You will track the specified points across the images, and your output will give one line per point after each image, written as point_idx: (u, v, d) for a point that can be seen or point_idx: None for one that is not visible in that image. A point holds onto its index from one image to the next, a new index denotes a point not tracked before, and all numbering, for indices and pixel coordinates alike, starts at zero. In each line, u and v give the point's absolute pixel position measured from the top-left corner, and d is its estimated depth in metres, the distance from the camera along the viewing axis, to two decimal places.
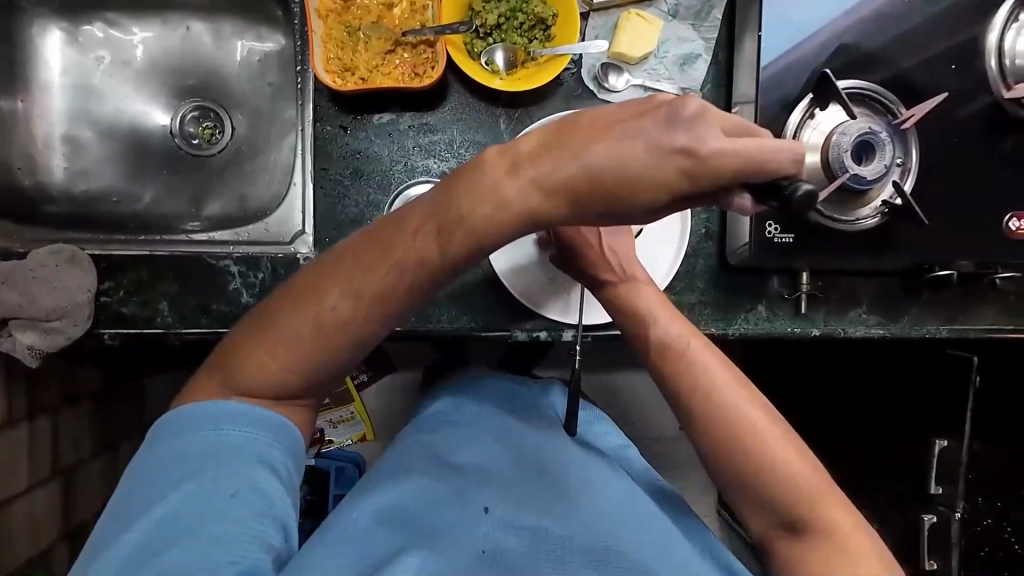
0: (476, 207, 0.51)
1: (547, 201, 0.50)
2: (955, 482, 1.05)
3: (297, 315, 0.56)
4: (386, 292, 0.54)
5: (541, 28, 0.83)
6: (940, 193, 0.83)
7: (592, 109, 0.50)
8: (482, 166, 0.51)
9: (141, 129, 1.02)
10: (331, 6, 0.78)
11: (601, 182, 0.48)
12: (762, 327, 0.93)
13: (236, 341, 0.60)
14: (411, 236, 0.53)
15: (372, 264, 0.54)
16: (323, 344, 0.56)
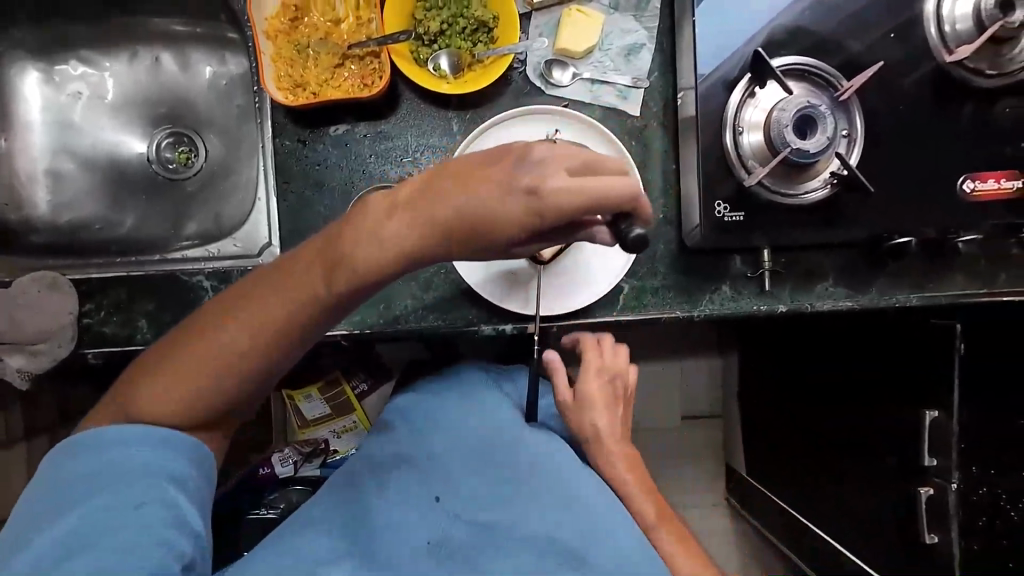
0: (365, 249, 0.58)
1: (420, 234, 0.57)
2: (949, 453, 0.90)
3: (214, 338, 0.62)
4: (286, 326, 0.61)
5: (484, 31, 0.85)
6: (890, 161, 0.83)
7: (458, 160, 0.58)
8: (365, 207, 0.59)
9: (118, 158, 1.06)
10: (279, 26, 0.82)
11: (467, 224, 0.56)
12: (727, 306, 0.94)
13: (153, 365, 0.66)
14: (308, 269, 0.60)
15: (274, 299, 0.61)
16: (235, 364, 0.63)
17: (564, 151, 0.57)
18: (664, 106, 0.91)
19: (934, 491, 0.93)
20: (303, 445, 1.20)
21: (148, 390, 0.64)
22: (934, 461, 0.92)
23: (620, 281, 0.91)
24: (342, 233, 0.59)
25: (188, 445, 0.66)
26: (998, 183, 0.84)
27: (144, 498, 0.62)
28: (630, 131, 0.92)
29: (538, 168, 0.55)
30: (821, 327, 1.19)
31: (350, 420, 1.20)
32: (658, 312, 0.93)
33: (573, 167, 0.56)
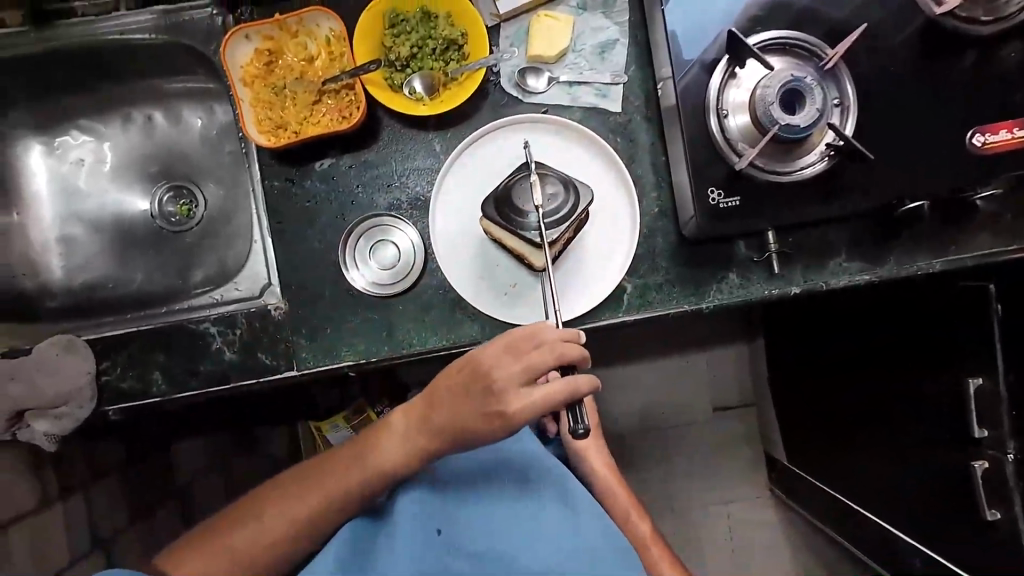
0: (386, 459, 0.74)
1: (429, 450, 0.73)
2: (1002, 420, 0.83)
3: (263, 524, 0.75)
4: (321, 503, 0.76)
5: (454, 49, 0.85)
6: (889, 124, 0.79)
7: (444, 370, 0.71)
8: (389, 426, 0.76)
9: (123, 217, 1.10)
10: (255, 72, 0.84)
11: (458, 427, 0.69)
12: (736, 295, 0.91)
13: (204, 532, 0.77)
14: (345, 470, 0.76)
15: (313, 486, 0.77)
16: (283, 545, 0.75)
17: (512, 344, 0.67)
18: (645, 98, 0.90)
19: (989, 464, 0.84)
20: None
21: (197, 562, 0.74)
22: (986, 432, 0.85)
23: (622, 281, 0.89)
24: (372, 477, 0.75)
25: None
26: (1011, 133, 0.78)
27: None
28: (613, 128, 0.90)
29: (494, 368, 0.66)
30: (847, 300, 1.14)
31: None
32: (665, 308, 0.90)
33: (522, 363, 0.65)
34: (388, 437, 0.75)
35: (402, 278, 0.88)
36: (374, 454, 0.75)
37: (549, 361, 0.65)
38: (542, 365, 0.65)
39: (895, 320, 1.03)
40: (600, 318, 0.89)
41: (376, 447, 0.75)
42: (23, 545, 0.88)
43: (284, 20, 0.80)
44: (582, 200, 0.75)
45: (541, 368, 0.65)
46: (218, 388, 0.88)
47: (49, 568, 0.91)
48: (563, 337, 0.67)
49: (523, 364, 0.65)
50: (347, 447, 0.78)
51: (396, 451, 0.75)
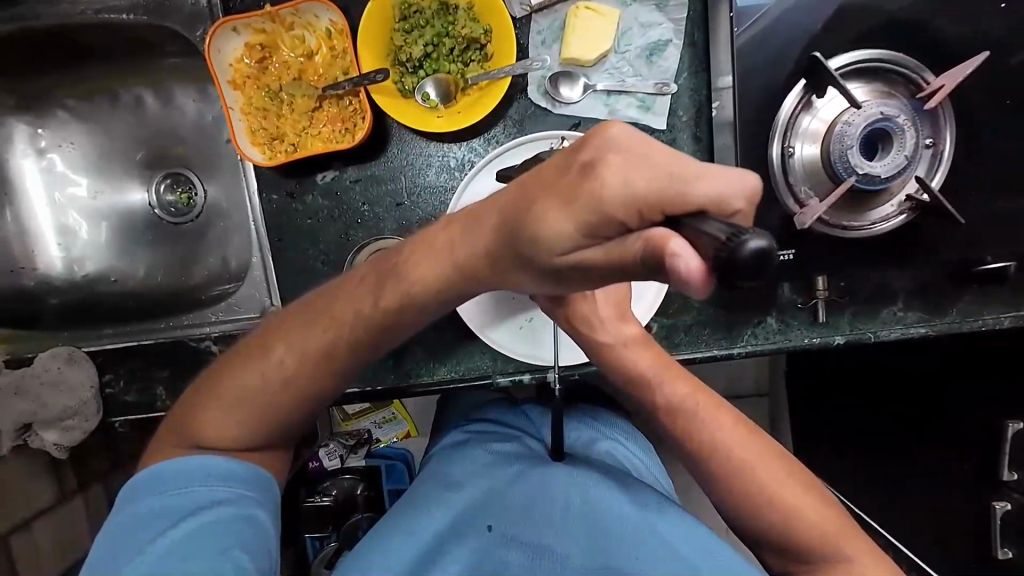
0: (423, 272, 0.51)
1: (489, 251, 0.46)
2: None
3: (240, 377, 0.60)
4: (265, 401, 0.59)
5: (475, 49, 0.73)
6: (984, 172, 0.68)
7: (510, 205, 0.43)
8: (365, 329, 0.55)
9: (121, 206, 1.03)
10: (247, 71, 0.73)
11: (526, 202, 0.41)
12: (772, 341, 0.82)
13: (201, 391, 0.62)
14: (294, 385, 0.59)
15: (267, 348, 0.59)
16: (257, 411, 0.60)
17: (651, 160, 0.35)
18: (695, 113, 0.76)
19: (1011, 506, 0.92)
20: (346, 437, 1.22)
21: (204, 420, 0.60)
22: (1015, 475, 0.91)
23: (649, 321, 0.81)
24: (402, 300, 0.53)
25: (232, 491, 0.60)
26: None
27: (199, 502, 0.59)
28: None
29: (582, 216, 0.37)
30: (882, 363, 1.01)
31: (389, 410, 1.25)
32: (691, 351, 0.83)
33: (637, 199, 0.35)
34: (452, 232, 0.50)
35: None
36: (411, 266, 0.52)
37: (723, 181, 0.36)
38: (691, 180, 0.35)
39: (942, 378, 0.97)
40: None
41: (410, 262, 0.52)
42: (47, 538, 0.90)
43: (275, 12, 0.68)
44: None
45: (682, 172, 0.35)
46: None
47: (69, 560, 0.93)
48: (711, 199, 0.36)
49: (667, 162, 0.35)
50: (356, 274, 0.57)
51: (441, 268, 0.50)
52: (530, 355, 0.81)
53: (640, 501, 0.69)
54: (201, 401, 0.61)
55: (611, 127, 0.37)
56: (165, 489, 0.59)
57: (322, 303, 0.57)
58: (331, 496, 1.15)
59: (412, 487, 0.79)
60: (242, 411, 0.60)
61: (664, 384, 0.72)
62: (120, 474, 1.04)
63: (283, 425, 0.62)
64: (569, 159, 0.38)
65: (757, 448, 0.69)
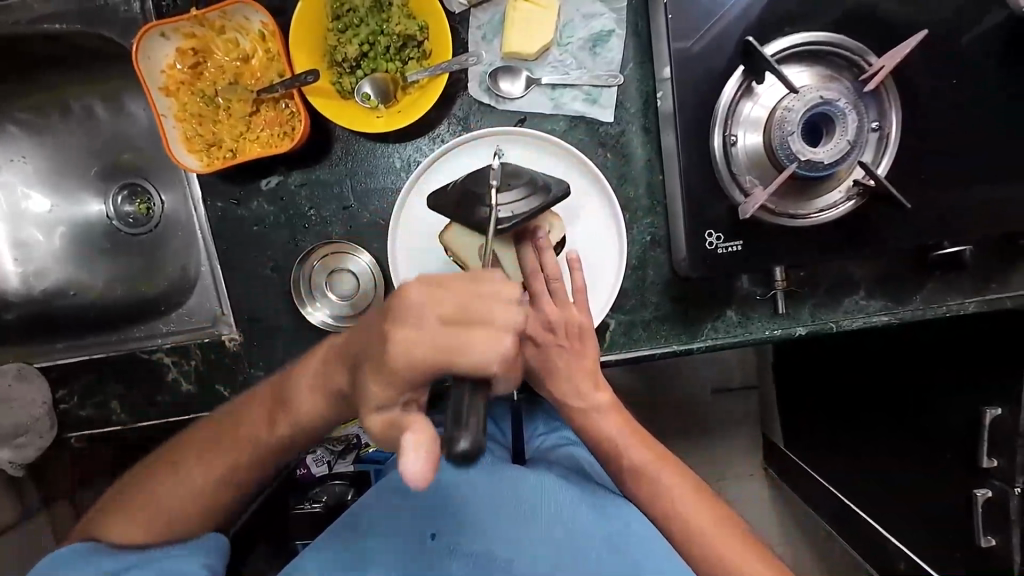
0: (305, 404, 0.55)
1: (347, 389, 0.50)
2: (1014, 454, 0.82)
3: (165, 482, 0.65)
4: (194, 495, 0.65)
5: (412, 46, 0.72)
6: (938, 153, 0.66)
7: (351, 338, 0.48)
8: (269, 445, 0.61)
9: (77, 220, 1.01)
10: (181, 77, 0.71)
11: (358, 348, 0.46)
12: (733, 335, 0.80)
13: (134, 500, 0.67)
14: (214, 474, 0.64)
15: (195, 470, 0.64)
16: (192, 509, 0.65)
17: (433, 324, 0.41)
18: (643, 105, 0.75)
19: (992, 493, 0.86)
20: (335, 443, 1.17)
21: (127, 526, 0.65)
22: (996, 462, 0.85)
23: (606, 317, 0.79)
24: (294, 429, 0.58)
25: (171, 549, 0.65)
26: None
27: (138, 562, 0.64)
28: (603, 140, 0.76)
29: (379, 370, 0.42)
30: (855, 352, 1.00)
31: None
32: (651, 347, 0.81)
33: (418, 363, 0.41)
34: (322, 342, 0.54)
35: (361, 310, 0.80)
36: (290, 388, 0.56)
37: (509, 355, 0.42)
38: (469, 353, 0.41)
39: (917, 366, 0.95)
40: None
41: (291, 378, 0.56)
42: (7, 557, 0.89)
43: (203, 15, 0.66)
44: (552, 198, 0.61)
45: (459, 331, 0.41)
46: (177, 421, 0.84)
47: None
48: (486, 359, 0.42)
49: (440, 314, 0.41)
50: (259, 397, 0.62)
51: (313, 390, 0.54)
52: None
53: (584, 496, 0.72)
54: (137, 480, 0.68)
55: (406, 291, 0.42)
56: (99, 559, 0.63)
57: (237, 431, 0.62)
58: (321, 502, 1.09)
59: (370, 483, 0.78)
60: (178, 517, 0.65)
61: (591, 390, 0.70)
62: (86, 491, 1.03)
63: (215, 510, 0.67)
64: (380, 318, 0.43)
65: (682, 483, 0.69)
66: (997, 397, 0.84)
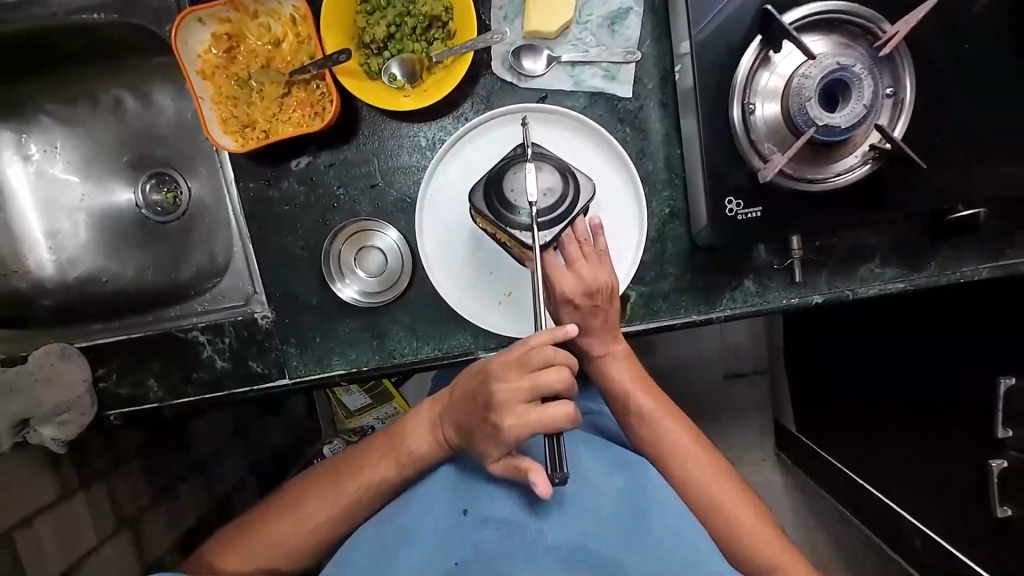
0: (419, 442, 0.74)
1: (459, 443, 0.71)
2: None
3: (282, 520, 0.74)
4: (314, 525, 0.73)
5: (437, 27, 0.74)
6: (953, 117, 0.68)
7: (462, 404, 0.69)
8: (376, 476, 0.74)
9: (108, 209, 1.05)
10: (215, 61, 0.74)
11: (471, 420, 0.67)
12: (752, 304, 0.83)
13: (250, 529, 0.75)
14: (327, 503, 0.74)
15: (309, 498, 0.74)
16: (312, 539, 0.73)
17: (525, 386, 0.61)
18: (661, 81, 0.78)
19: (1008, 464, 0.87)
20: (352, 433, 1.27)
21: (250, 558, 0.73)
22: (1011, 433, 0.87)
23: (627, 288, 0.82)
24: (406, 464, 0.74)
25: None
26: None
27: None
28: (622, 116, 0.79)
29: (493, 435, 0.63)
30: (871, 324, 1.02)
31: (392, 406, 1.21)
32: (671, 317, 0.83)
33: (518, 424, 0.61)
34: (434, 425, 0.74)
35: (390, 287, 0.82)
36: (405, 436, 0.75)
37: (571, 407, 0.61)
38: (549, 411, 0.60)
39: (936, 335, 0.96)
40: None
41: (408, 435, 0.75)
42: (50, 535, 0.91)
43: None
44: (582, 193, 0.68)
45: (545, 390, 0.61)
46: (212, 397, 0.86)
47: (76, 554, 0.94)
48: (561, 418, 0.60)
49: (527, 386, 0.61)
50: (370, 447, 0.77)
51: (427, 435, 0.74)
52: (512, 328, 0.82)
53: (606, 456, 0.75)
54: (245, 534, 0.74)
55: (495, 364, 0.63)
56: None
57: (343, 464, 0.76)
58: None
59: None
60: (292, 540, 0.73)
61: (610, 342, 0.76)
62: (121, 472, 1.06)
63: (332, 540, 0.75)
64: (486, 399, 0.64)
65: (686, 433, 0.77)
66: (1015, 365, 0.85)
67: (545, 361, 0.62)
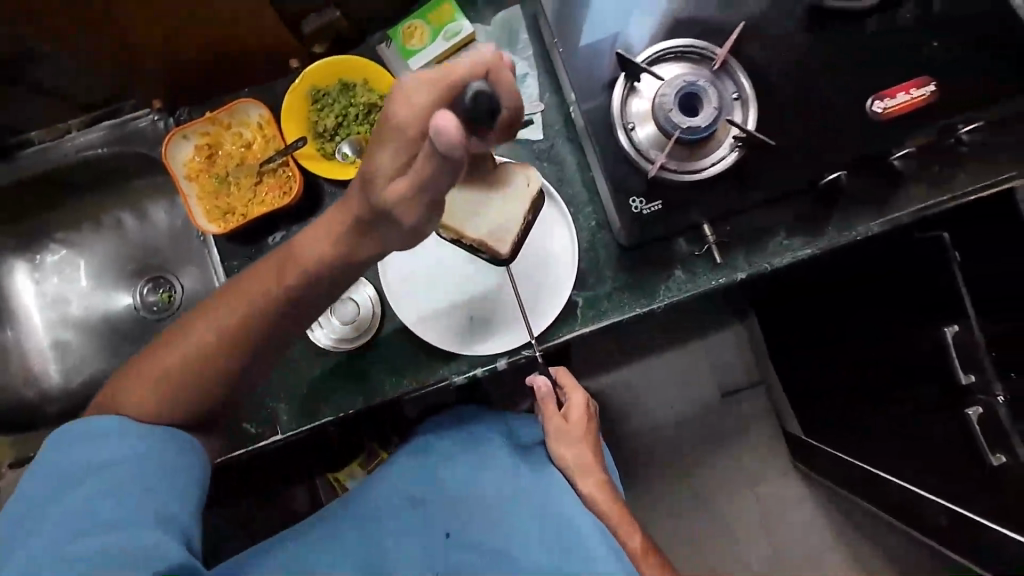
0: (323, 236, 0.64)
1: (364, 215, 0.59)
2: (984, 364, 0.89)
3: (187, 336, 0.67)
4: (222, 339, 0.67)
5: (376, 111, 0.91)
6: (793, 106, 0.84)
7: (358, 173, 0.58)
8: (292, 259, 0.66)
9: (112, 316, 1.15)
10: (200, 167, 0.90)
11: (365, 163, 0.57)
12: (686, 290, 0.93)
13: (138, 370, 0.68)
14: (232, 308, 0.67)
15: (217, 313, 0.67)
16: (205, 358, 0.67)
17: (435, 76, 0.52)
18: (563, 121, 0.95)
19: (983, 409, 0.88)
20: None
21: (143, 396, 0.67)
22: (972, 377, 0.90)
23: (572, 296, 0.93)
24: (317, 260, 0.65)
25: (172, 454, 0.66)
26: (909, 94, 0.84)
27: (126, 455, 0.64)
28: (539, 154, 0.95)
29: (400, 123, 0.52)
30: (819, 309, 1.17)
31: None
32: (618, 314, 0.93)
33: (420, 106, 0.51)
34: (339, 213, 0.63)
35: (363, 330, 0.92)
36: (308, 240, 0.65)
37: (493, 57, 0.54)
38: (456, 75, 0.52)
39: (879, 297, 1.05)
40: (560, 335, 0.93)
41: (316, 233, 0.65)
42: None
43: (214, 116, 0.87)
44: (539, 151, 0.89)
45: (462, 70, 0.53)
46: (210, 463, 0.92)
47: None
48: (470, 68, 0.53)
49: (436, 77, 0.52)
50: (262, 265, 0.68)
51: (338, 216, 0.63)
52: (478, 349, 0.91)
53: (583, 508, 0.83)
54: (128, 377, 0.69)
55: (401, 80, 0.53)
56: (109, 438, 0.64)
57: (251, 322, 0.67)
58: None
59: (396, 476, 0.87)
60: (193, 372, 0.67)
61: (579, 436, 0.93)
62: None
63: (230, 359, 0.68)
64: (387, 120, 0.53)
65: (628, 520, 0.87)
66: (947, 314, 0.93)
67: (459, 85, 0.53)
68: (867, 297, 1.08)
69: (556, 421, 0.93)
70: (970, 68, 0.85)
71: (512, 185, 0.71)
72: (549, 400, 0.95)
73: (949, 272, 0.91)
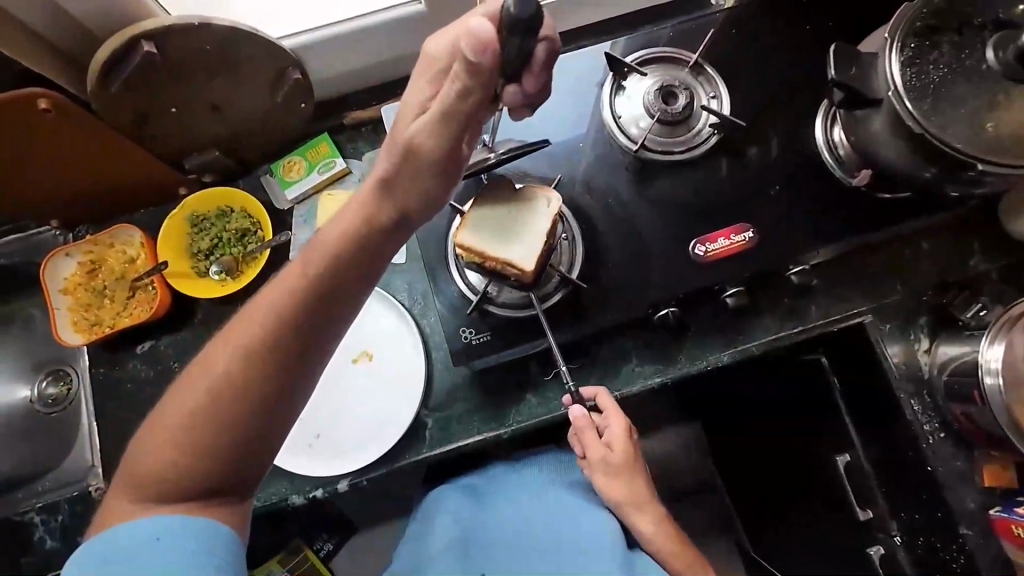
0: (262, 318, 0.63)
1: (320, 280, 0.63)
2: (875, 500, 1.04)
3: (158, 430, 0.66)
4: (188, 415, 0.64)
5: (250, 235, 0.99)
6: (624, 247, 0.90)
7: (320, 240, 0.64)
8: (233, 347, 0.64)
9: (6, 407, 1.17)
10: (80, 280, 0.97)
11: (327, 244, 0.63)
12: (537, 416, 0.93)
13: (148, 448, 0.66)
14: (194, 392, 0.64)
15: (171, 407, 0.66)
16: (176, 456, 0.64)
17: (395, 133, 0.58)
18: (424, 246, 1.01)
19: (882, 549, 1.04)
20: None
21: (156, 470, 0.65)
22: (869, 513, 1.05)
23: (422, 417, 0.94)
24: (266, 327, 0.63)
25: (205, 524, 0.65)
26: (729, 239, 0.89)
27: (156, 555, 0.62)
28: (399, 276, 1.01)
29: (368, 198, 0.62)
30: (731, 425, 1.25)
31: None
32: (467, 438, 0.93)
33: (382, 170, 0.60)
34: (271, 305, 0.63)
35: None
36: (261, 298, 0.64)
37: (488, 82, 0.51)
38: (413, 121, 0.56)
39: (776, 415, 1.16)
40: (407, 458, 0.92)
41: (254, 313, 0.64)
42: None
43: (98, 239, 0.96)
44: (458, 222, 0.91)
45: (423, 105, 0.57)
46: None
47: None
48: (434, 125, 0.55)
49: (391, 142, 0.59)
50: (225, 341, 0.65)
51: (301, 274, 0.63)
52: (321, 470, 0.91)
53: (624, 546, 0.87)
54: (120, 485, 0.67)
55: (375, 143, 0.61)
56: (120, 553, 0.62)
57: (223, 393, 0.63)
58: None
59: (489, 503, 0.93)
60: (208, 428, 0.64)
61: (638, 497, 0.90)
62: None
63: (198, 448, 0.64)
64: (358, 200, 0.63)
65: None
66: (840, 445, 1.06)
67: (418, 109, 0.57)
68: (769, 414, 1.17)
69: (600, 453, 0.89)
70: (795, 214, 0.91)
71: (535, 198, 0.80)
72: (586, 431, 0.88)
73: (834, 397, 1.06)
